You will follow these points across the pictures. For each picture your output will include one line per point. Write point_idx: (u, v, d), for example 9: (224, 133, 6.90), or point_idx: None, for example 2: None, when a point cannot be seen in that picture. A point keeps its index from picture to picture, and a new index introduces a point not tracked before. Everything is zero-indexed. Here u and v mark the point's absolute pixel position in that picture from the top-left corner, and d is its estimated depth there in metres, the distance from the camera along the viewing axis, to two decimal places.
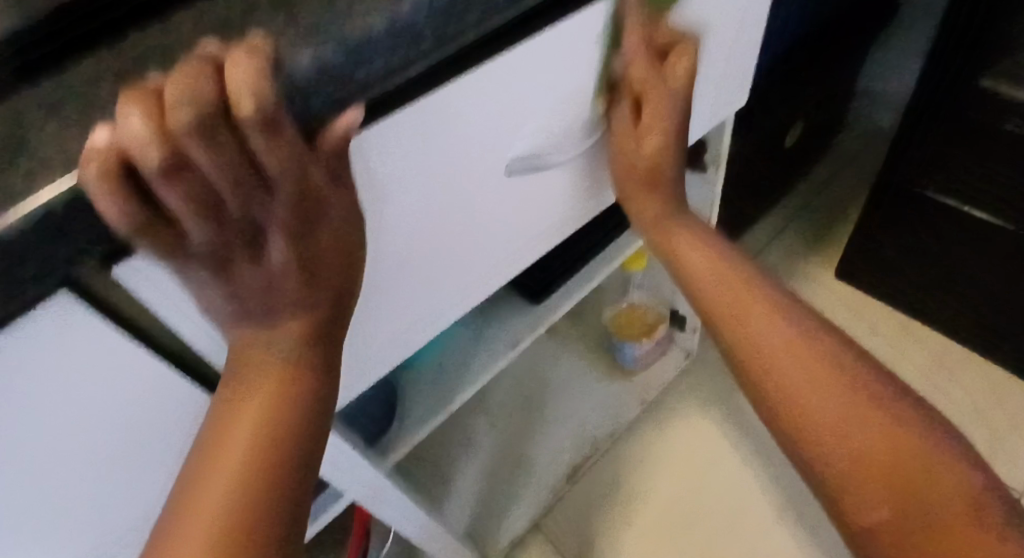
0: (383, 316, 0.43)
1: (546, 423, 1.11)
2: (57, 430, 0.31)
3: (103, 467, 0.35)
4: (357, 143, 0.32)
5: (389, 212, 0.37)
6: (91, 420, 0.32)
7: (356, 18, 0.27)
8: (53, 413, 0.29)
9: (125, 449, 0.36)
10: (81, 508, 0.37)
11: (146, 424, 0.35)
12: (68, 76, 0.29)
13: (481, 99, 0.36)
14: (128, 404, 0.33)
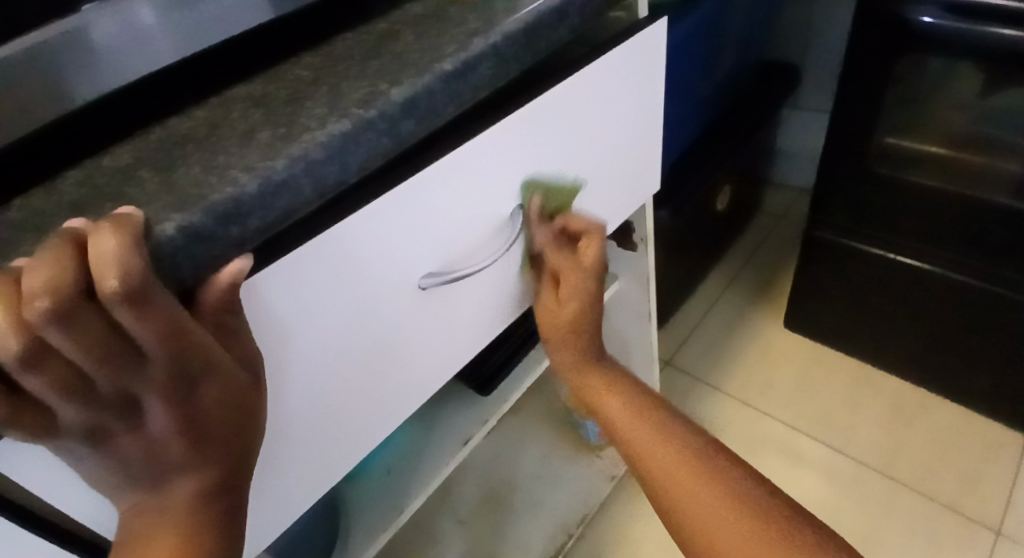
0: (298, 451, 0.41)
1: (515, 514, 1.08)
2: None
3: None
4: (250, 286, 0.32)
5: (281, 361, 0.36)
6: None
7: (224, 186, 0.29)
8: None
9: None
10: None
11: None
12: None
13: (383, 226, 0.38)
14: None
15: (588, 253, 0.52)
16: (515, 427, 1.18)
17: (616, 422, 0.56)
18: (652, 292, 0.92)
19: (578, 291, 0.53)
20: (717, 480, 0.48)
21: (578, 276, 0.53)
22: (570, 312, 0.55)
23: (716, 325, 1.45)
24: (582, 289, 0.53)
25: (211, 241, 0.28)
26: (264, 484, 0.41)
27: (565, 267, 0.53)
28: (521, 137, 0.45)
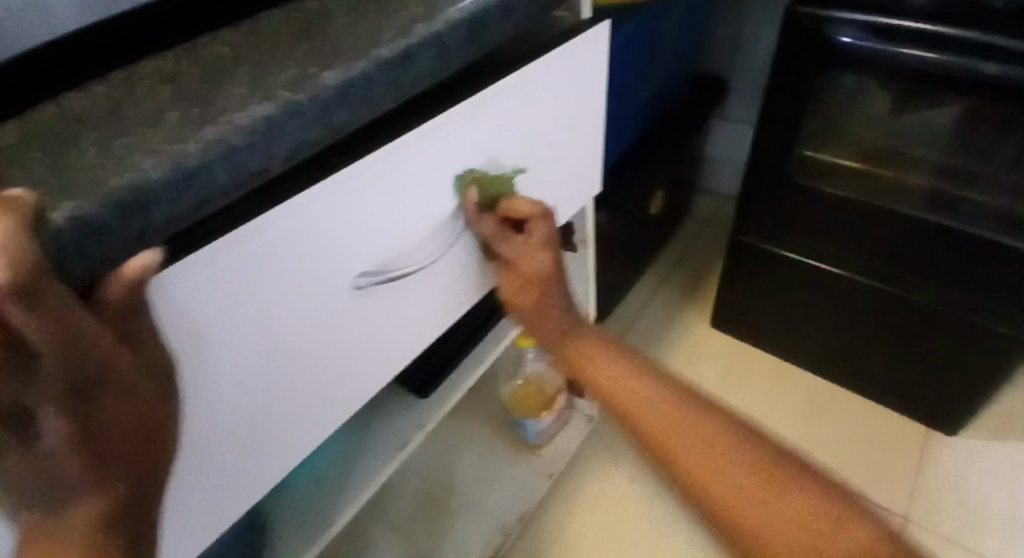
0: (218, 465, 0.38)
1: (452, 517, 1.06)
2: None
3: None
4: (159, 283, 0.29)
5: (198, 367, 0.33)
6: None
7: (124, 172, 0.26)
8: None
9: None
10: None
11: None
12: None
13: (314, 219, 0.35)
14: None
15: (536, 233, 0.51)
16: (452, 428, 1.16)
17: (601, 382, 0.55)
18: (590, 292, 0.92)
19: (536, 270, 0.53)
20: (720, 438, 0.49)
21: (534, 255, 0.52)
22: (526, 293, 0.55)
23: (650, 325, 1.48)
24: (535, 270, 0.53)
25: (108, 235, 0.25)
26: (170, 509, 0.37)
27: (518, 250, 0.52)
28: (462, 131, 0.43)
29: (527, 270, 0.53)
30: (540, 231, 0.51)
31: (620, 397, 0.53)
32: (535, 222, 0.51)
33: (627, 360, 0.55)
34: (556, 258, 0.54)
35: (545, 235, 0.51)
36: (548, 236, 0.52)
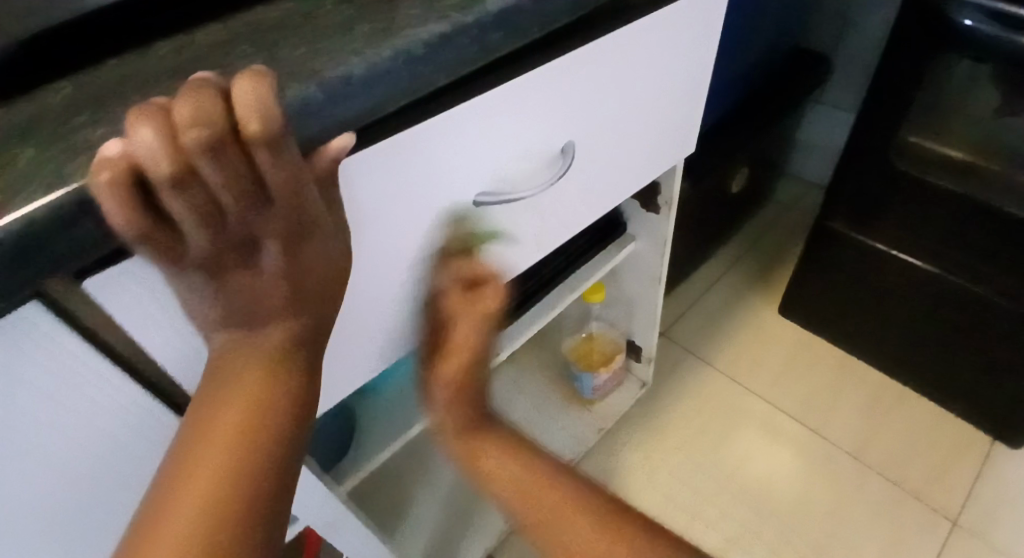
0: (352, 331, 0.46)
1: None
2: (28, 443, 0.32)
3: (54, 502, 0.35)
4: (345, 168, 0.36)
5: (356, 242, 0.41)
6: (56, 440, 0.33)
7: (334, 65, 0.32)
8: (24, 422, 0.31)
9: (85, 480, 0.36)
10: (29, 539, 0.36)
11: (107, 452, 0.36)
12: (67, 97, 0.33)
13: (457, 136, 0.41)
14: (93, 428, 0.34)
15: (486, 294, 0.55)
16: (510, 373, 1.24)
17: None
18: (667, 260, 0.95)
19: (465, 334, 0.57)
20: None
21: (481, 306, 0.55)
22: (462, 336, 0.57)
23: (714, 303, 1.49)
24: (474, 319, 0.56)
25: (315, 114, 0.30)
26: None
27: (468, 303, 0.54)
28: (586, 71, 0.47)
29: (479, 315, 0.56)
30: (489, 291, 0.55)
31: None
32: (487, 280, 0.55)
33: None
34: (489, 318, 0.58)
35: (493, 290, 0.55)
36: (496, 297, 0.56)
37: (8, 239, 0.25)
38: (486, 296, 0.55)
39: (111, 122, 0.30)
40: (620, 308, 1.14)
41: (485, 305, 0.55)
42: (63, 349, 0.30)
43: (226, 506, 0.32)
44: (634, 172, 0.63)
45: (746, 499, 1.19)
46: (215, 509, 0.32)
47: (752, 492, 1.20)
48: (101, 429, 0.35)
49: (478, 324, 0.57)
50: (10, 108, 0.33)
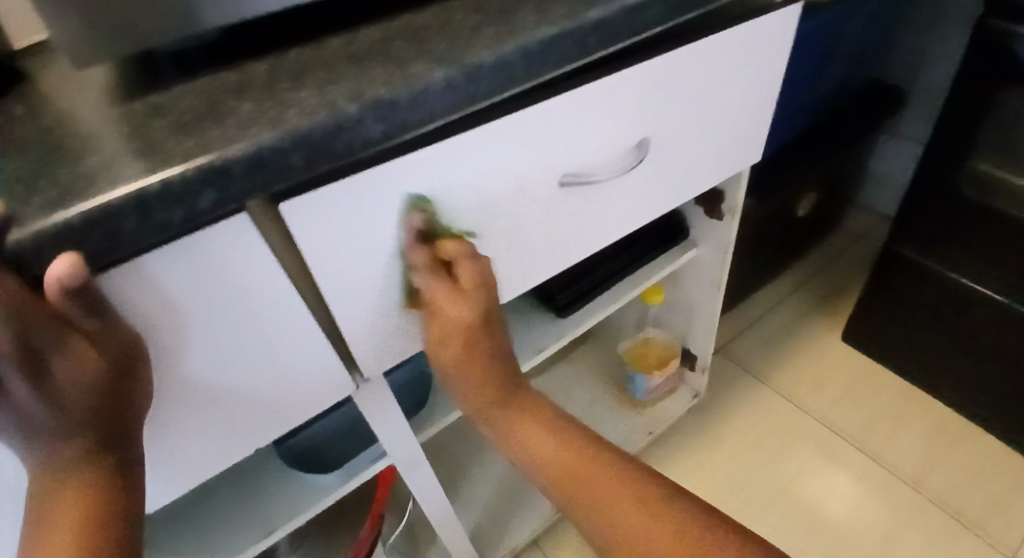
0: (453, 286, 0.55)
1: None
2: (225, 320, 0.43)
3: (230, 378, 0.46)
4: (462, 139, 0.45)
5: (464, 204, 0.50)
6: (242, 323, 0.44)
7: (470, 55, 0.42)
8: (227, 302, 0.42)
9: (254, 365, 0.47)
10: (209, 408, 0.47)
11: (273, 344, 0.47)
12: (265, 73, 0.44)
13: (550, 123, 0.50)
14: (266, 321, 0.45)
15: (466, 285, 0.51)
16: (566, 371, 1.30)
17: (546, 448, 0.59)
18: (728, 267, 1.00)
19: (458, 317, 0.53)
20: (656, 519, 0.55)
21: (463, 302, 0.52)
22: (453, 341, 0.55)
23: (774, 325, 1.52)
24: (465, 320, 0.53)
25: (456, 87, 0.42)
26: (386, 321, 0.52)
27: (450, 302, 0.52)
28: (666, 76, 0.55)
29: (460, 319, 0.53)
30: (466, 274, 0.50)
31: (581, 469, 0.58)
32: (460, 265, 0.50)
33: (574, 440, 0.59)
34: (481, 306, 0.53)
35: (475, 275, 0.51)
36: (478, 275, 0.51)
37: (238, 159, 0.36)
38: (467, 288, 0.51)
39: (302, 90, 0.41)
40: (680, 313, 1.18)
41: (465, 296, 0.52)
42: (256, 253, 0.41)
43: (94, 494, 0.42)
44: (706, 175, 0.69)
45: (782, 511, 1.22)
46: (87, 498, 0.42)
47: (796, 513, 1.22)
48: (272, 325, 0.45)
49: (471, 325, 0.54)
50: (232, 79, 0.44)
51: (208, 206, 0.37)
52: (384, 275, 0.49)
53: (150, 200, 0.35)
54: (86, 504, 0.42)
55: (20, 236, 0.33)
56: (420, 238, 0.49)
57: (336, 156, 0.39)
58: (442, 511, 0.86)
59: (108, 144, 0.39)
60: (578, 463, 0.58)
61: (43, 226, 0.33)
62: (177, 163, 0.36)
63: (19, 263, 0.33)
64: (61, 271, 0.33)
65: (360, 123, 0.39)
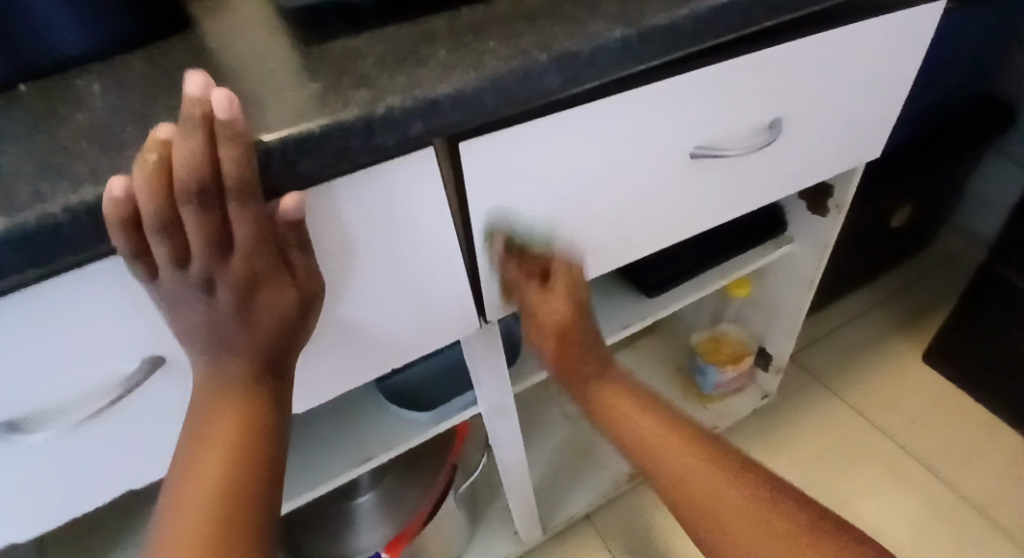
0: (579, 247, 0.59)
1: None
2: (394, 243, 0.48)
3: (384, 298, 0.52)
4: (620, 99, 0.49)
5: (607, 163, 0.53)
6: (407, 247, 0.49)
7: (647, 19, 0.46)
8: (401, 226, 0.48)
9: (406, 288, 0.52)
10: (357, 324, 0.53)
11: (425, 271, 0.52)
12: (447, 24, 0.48)
13: (699, 93, 0.53)
14: (426, 248, 0.51)
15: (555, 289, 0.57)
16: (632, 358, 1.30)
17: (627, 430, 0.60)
18: (823, 266, 0.98)
19: (557, 317, 0.58)
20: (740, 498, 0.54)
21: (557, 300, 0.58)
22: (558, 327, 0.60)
23: (849, 338, 1.49)
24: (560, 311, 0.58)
25: (631, 47, 0.45)
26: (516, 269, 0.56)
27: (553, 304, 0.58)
28: (809, 59, 0.57)
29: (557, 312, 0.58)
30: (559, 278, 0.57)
31: (662, 451, 0.58)
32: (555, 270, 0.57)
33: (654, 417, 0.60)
34: (579, 300, 0.58)
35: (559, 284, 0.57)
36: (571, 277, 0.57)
37: (446, 97, 0.40)
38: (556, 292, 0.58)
39: (489, 40, 0.45)
40: (761, 311, 1.16)
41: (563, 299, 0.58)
42: (431, 183, 0.46)
43: (251, 431, 0.42)
44: (825, 165, 0.70)
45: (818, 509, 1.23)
46: (242, 432, 0.42)
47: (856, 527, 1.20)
48: (429, 252, 0.51)
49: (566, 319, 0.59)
50: (416, 27, 0.48)
51: (413, 136, 0.41)
52: (526, 221, 0.53)
53: (372, 123, 0.39)
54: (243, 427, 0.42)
55: (267, 141, 0.37)
56: (562, 193, 0.53)
57: (521, 101, 0.43)
58: (513, 464, 0.90)
59: (321, 76, 0.43)
60: (648, 429, 0.59)
61: (280, 137, 0.38)
62: (395, 95, 0.40)
63: (257, 168, 0.38)
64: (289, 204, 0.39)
65: (544, 73, 0.43)
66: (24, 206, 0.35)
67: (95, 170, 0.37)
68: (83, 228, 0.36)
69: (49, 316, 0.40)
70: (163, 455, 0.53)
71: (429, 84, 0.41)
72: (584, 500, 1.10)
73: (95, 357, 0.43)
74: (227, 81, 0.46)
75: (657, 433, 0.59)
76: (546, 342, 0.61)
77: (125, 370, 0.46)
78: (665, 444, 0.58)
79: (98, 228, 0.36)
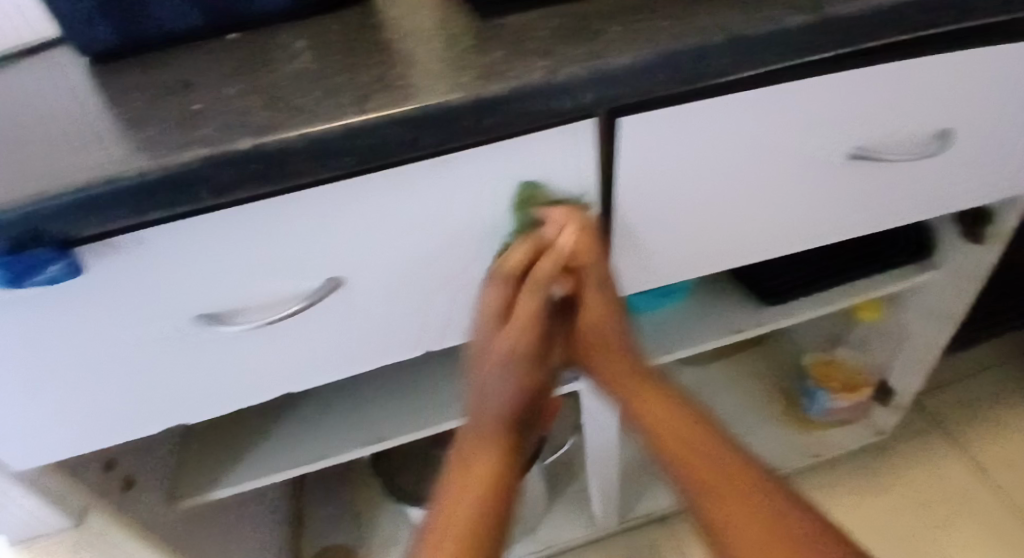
0: (714, 232, 0.58)
1: None
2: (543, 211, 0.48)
3: None
4: (790, 88, 0.48)
5: (761, 153, 0.52)
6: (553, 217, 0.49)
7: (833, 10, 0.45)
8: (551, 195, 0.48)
9: None
10: None
11: None
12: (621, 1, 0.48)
13: (871, 90, 0.51)
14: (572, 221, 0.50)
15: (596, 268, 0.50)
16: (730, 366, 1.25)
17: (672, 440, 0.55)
18: (969, 299, 0.92)
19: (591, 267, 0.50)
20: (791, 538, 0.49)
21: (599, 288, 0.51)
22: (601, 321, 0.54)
23: (974, 386, 1.36)
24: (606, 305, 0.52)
25: (810, 37, 0.45)
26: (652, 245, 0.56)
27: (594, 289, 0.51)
28: (995, 68, 0.54)
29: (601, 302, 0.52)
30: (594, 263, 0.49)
31: (705, 472, 0.53)
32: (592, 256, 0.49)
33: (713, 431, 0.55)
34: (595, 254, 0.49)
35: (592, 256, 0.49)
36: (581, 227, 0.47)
37: (622, 69, 0.41)
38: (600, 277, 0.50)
39: (664, 18, 0.45)
40: (888, 339, 1.09)
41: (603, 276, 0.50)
42: (585, 155, 0.46)
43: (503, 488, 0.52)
44: (990, 186, 0.65)
45: None
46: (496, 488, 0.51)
47: None
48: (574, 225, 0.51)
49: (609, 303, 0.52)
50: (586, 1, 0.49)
51: (585, 104, 0.42)
52: (669, 203, 0.53)
53: (552, 89, 0.40)
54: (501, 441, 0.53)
55: (452, 99, 0.38)
56: (707, 172, 0.52)
57: (692, 79, 0.43)
58: (601, 447, 0.90)
59: (497, 43, 0.45)
60: (696, 446, 0.54)
61: (472, 95, 0.38)
62: (574, 63, 0.41)
63: (442, 123, 0.39)
64: (553, 217, 0.47)
65: (718, 54, 0.43)
66: (262, 133, 0.37)
67: (305, 105, 0.40)
68: (287, 161, 0.37)
69: (255, 219, 0.41)
70: (318, 376, 0.54)
71: (605, 55, 0.42)
72: (663, 499, 1.08)
73: (285, 269, 0.44)
74: (401, 36, 0.48)
75: (710, 450, 0.54)
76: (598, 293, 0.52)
77: (308, 284, 0.46)
78: (715, 467, 0.53)
79: (302, 165, 0.38)
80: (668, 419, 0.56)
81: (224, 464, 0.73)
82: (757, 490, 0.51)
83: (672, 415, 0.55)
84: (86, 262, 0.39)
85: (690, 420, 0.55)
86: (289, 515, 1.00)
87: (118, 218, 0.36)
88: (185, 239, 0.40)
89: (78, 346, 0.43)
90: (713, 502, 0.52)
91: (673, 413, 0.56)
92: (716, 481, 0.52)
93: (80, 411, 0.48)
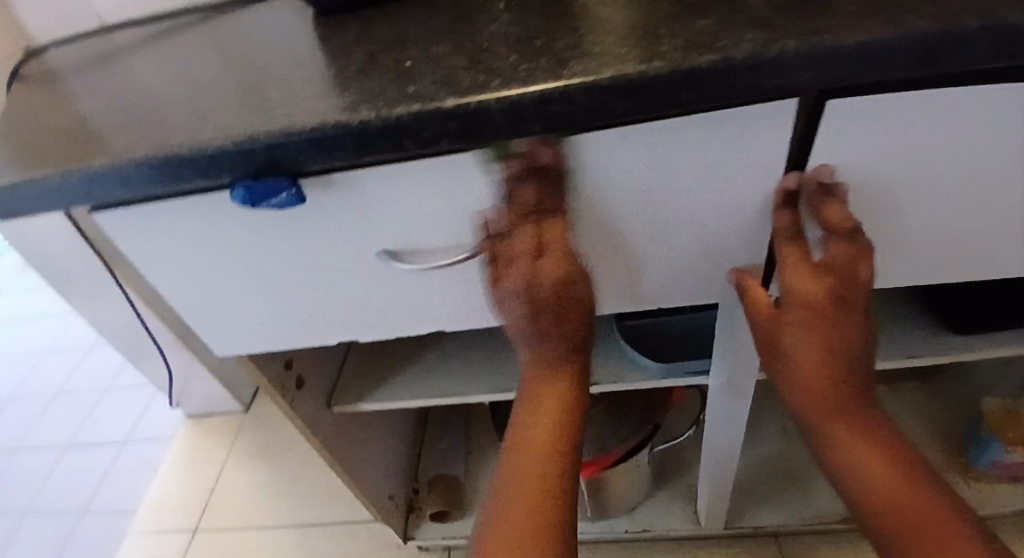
0: (916, 246, 0.51)
1: None
2: (720, 201, 0.46)
3: (686, 255, 0.50)
4: None
5: (997, 163, 0.44)
6: (729, 208, 0.46)
7: None
8: (730, 185, 0.45)
9: (711, 252, 0.50)
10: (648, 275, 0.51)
11: (734, 239, 0.49)
12: None
13: None
14: (750, 215, 0.47)
15: (838, 261, 0.45)
16: (887, 393, 1.11)
17: (816, 415, 0.48)
18: None
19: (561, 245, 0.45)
20: (941, 521, 0.42)
21: (824, 283, 0.45)
22: (795, 317, 0.47)
23: None
24: (821, 298, 0.46)
25: None
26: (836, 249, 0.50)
27: (806, 273, 0.46)
28: None
29: (812, 296, 0.46)
30: (840, 254, 0.45)
31: (848, 453, 0.47)
32: (834, 239, 0.45)
33: (861, 408, 0.47)
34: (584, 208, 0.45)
35: (853, 252, 0.45)
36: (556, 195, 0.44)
37: (847, 48, 0.36)
38: (833, 267, 0.45)
39: None
40: None
41: (851, 271, 0.45)
42: (778, 148, 0.42)
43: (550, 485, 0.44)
44: None
45: None
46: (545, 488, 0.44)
47: None
48: (751, 219, 0.47)
49: (831, 298, 0.45)
50: None
51: (796, 84, 0.38)
52: (866, 205, 0.47)
53: (760, 65, 0.37)
54: (566, 403, 0.47)
55: (651, 68, 0.37)
56: (918, 180, 0.45)
57: (933, 67, 0.37)
58: (724, 450, 0.85)
59: (708, 15, 0.42)
60: (838, 425, 0.47)
61: (668, 67, 0.37)
62: (791, 38, 0.37)
63: (639, 93, 0.37)
64: (545, 156, 0.42)
65: (972, 40, 0.36)
66: (466, 93, 0.38)
67: (507, 67, 0.41)
68: (475, 118, 0.38)
69: (442, 170, 0.42)
70: (466, 326, 0.56)
71: (828, 30, 0.37)
72: (779, 518, 1.02)
73: (461, 219, 0.46)
74: (608, 3, 0.47)
75: (851, 429, 0.47)
76: (797, 276, 0.46)
77: (477, 237, 0.47)
78: (856, 448, 0.47)
79: (488, 125, 0.38)
80: (805, 390, 0.48)
81: (375, 384, 0.81)
82: (905, 482, 0.45)
83: (812, 386, 0.47)
84: (307, 189, 0.43)
85: (830, 393, 0.47)
86: (414, 442, 1.07)
87: (337, 159, 0.40)
88: (373, 178, 0.43)
89: (278, 261, 0.49)
90: (856, 486, 0.46)
91: (813, 383, 0.47)
92: (859, 465, 0.47)
93: (260, 316, 0.55)
